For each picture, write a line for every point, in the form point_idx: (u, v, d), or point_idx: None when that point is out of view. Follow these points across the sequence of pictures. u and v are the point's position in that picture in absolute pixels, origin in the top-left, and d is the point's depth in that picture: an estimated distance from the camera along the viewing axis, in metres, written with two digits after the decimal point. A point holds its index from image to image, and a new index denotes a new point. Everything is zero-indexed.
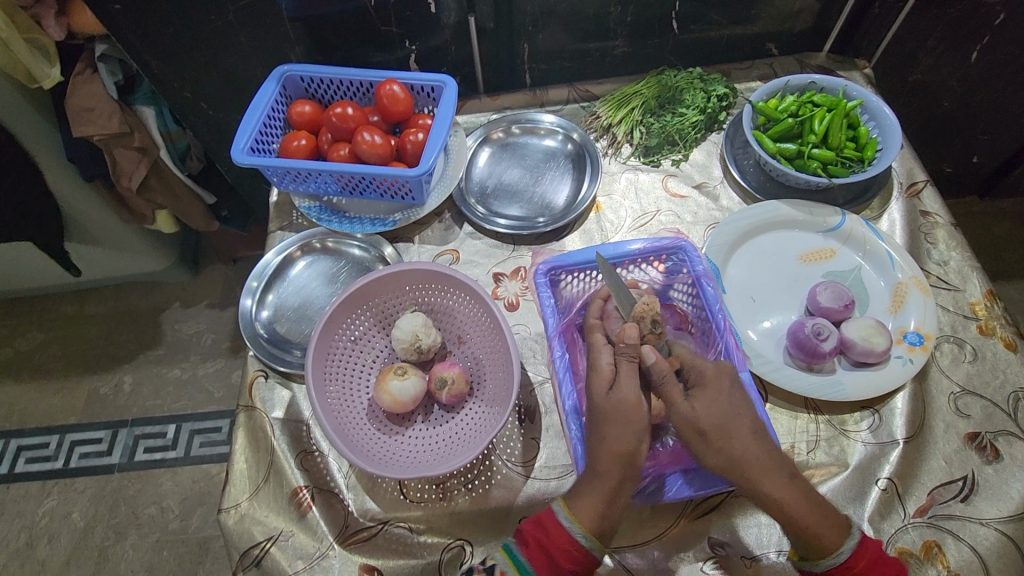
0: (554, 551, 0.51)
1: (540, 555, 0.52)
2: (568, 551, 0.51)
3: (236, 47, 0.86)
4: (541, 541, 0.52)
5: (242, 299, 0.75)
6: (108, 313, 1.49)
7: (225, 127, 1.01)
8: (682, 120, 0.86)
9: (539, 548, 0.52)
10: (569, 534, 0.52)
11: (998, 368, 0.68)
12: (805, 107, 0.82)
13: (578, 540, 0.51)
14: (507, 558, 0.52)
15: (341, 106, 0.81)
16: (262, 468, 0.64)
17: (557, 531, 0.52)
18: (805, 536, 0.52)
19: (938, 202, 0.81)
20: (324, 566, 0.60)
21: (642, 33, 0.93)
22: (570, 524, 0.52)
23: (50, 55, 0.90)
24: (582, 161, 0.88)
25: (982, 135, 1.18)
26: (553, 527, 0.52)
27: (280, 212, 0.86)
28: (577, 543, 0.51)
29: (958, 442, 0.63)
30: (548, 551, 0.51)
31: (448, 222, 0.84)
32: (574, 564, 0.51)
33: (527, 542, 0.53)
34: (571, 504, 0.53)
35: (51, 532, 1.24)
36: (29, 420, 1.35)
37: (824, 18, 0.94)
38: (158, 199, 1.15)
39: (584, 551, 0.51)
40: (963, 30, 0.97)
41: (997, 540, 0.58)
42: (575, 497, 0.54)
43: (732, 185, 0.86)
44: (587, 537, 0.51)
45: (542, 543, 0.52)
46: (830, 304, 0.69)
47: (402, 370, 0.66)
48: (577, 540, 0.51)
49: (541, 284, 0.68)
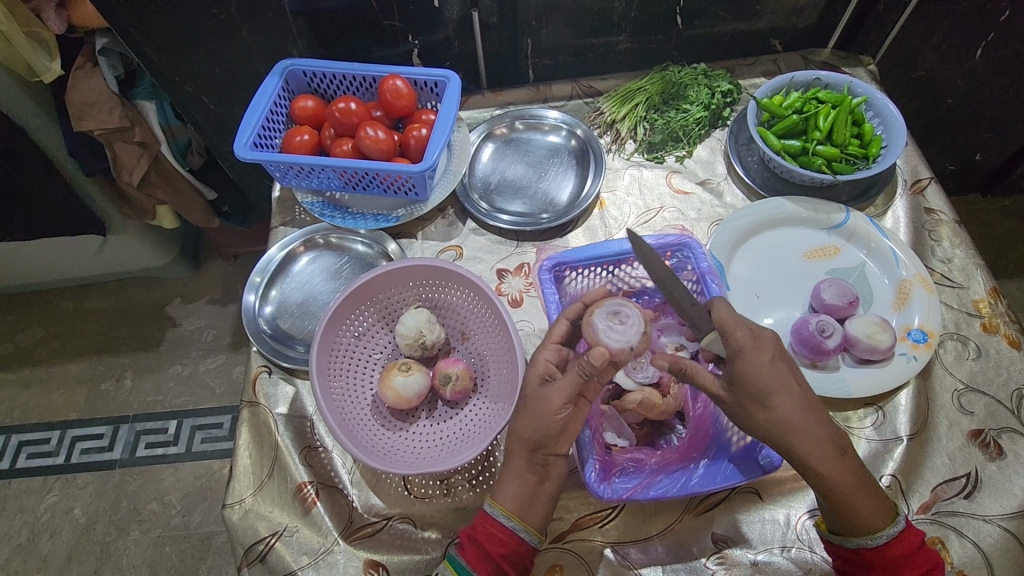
0: (481, 539, 0.52)
1: (475, 552, 0.51)
2: (495, 534, 0.51)
3: (237, 41, 0.86)
4: (474, 538, 0.52)
5: (246, 294, 0.75)
6: (109, 309, 1.49)
7: (227, 122, 1.01)
8: (686, 117, 0.86)
9: (472, 544, 0.52)
10: (489, 518, 0.52)
11: (1002, 365, 0.68)
12: (810, 104, 0.82)
13: (500, 520, 0.52)
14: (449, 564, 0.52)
15: (345, 101, 0.80)
16: (266, 464, 0.64)
17: (482, 521, 0.53)
18: (847, 513, 0.50)
19: (942, 199, 0.81)
20: (329, 562, 0.60)
21: (646, 29, 0.92)
22: (491, 509, 0.53)
23: (50, 48, 0.89)
24: (585, 156, 0.87)
25: (986, 132, 1.17)
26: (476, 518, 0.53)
27: (283, 207, 0.85)
28: (508, 529, 0.52)
29: (962, 439, 0.64)
30: (477, 541, 0.52)
31: (451, 217, 0.84)
32: (505, 547, 0.51)
33: (463, 544, 0.52)
34: (493, 495, 0.53)
35: (53, 527, 1.24)
36: (31, 415, 1.35)
37: (829, 14, 0.93)
38: (158, 194, 1.14)
39: (511, 532, 0.51)
40: (968, 26, 0.97)
41: (1000, 537, 0.58)
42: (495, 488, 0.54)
43: (736, 182, 0.85)
44: (508, 517, 0.52)
45: (470, 536, 0.52)
46: (834, 301, 0.69)
47: (406, 366, 0.66)
48: (499, 521, 0.52)
49: (545, 280, 0.68)
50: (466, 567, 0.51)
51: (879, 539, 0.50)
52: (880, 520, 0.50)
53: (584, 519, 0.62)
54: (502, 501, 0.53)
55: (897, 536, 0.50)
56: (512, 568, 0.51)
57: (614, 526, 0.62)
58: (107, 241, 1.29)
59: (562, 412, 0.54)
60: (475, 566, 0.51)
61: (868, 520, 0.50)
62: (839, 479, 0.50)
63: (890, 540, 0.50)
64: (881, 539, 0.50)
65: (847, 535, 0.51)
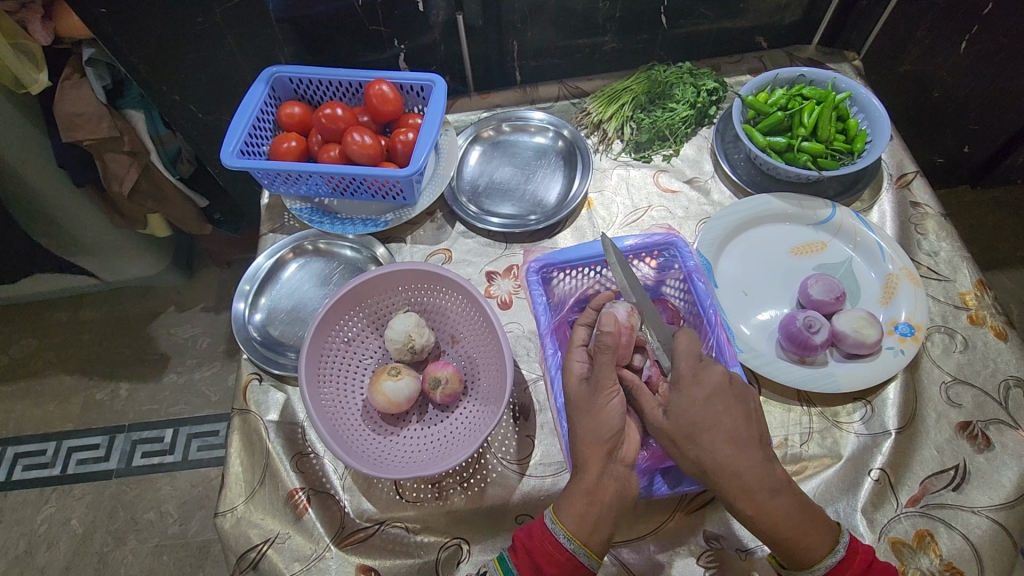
0: (539, 556, 0.51)
1: (527, 562, 0.51)
2: (553, 555, 0.50)
3: (223, 49, 0.86)
4: (530, 549, 0.51)
5: (235, 302, 0.75)
6: (103, 319, 1.49)
7: (216, 129, 1.01)
8: (672, 116, 0.87)
9: (525, 553, 0.52)
10: (552, 537, 0.51)
11: (988, 357, 0.68)
12: (794, 101, 0.82)
13: (560, 541, 0.50)
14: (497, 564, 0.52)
15: (331, 107, 0.80)
16: (258, 471, 0.65)
17: (541, 535, 0.51)
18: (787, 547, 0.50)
19: (928, 192, 0.81)
20: (321, 567, 0.60)
21: (631, 29, 0.93)
22: (552, 525, 0.51)
23: (36, 59, 0.90)
24: (573, 157, 0.88)
25: (973, 124, 1.18)
26: (536, 531, 0.52)
27: (271, 214, 0.86)
28: (563, 548, 0.50)
29: (950, 432, 0.64)
30: (532, 556, 0.51)
31: (440, 221, 0.84)
32: (560, 567, 0.50)
33: (517, 551, 0.52)
34: (557, 510, 0.52)
35: (50, 539, 1.24)
36: (26, 427, 1.35)
37: (813, 11, 0.94)
38: (149, 203, 1.14)
39: (568, 554, 0.50)
40: (951, 20, 0.97)
41: (989, 528, 0.58)
42: (560, 501, 0.52)
43: (723, 179, 0.86)
44: (569, 540, 0.50)
45: (526, 546, 0.52)
46: (822, 297, 0.70)
47: (396, 370, 0.66)
48: (560, 543, 0.50)
49: (532, 281, 0.69)
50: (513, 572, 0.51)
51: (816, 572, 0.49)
52: (817, 551, 0.50)
53: None
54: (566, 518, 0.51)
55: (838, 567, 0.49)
56: None
57: None
58: (99, 250, 1.29)
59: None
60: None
61: (807, 545, 0.50)
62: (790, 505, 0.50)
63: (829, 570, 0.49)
64: (818, 570, 0.49)
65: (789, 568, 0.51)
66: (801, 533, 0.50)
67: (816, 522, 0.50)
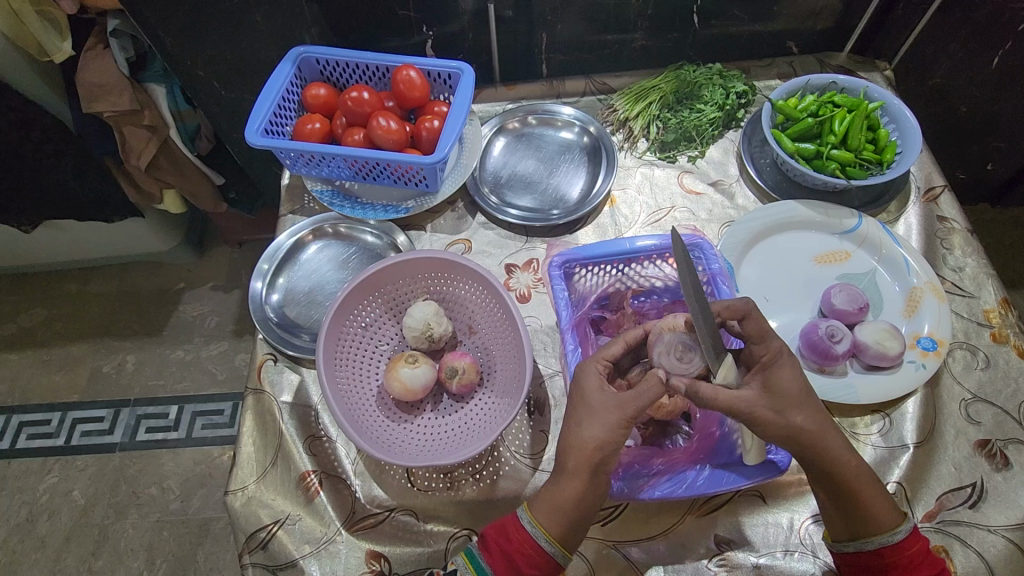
0: (517, 558, 0.51)
1: (504, 561, 0.51)
2: (519, 541, 0.51)
3: (252, 27, 0.85)
4: (501, 542, 0.52)
5: (253, 281, 0.75)
6: (112, 292, 1.49)
7: (238, 108, 1.00)
8: (700, 117, 0.86)
9: (500, 551, 0.51)
10: (531, 540, 0.51)
11: (1010, 375, 0.68)
12: (825, 108, 0.81)
13: (522, 523, 0.51)
14: (469, 560, 0.52)
15: (357, 90, 0.80)
16: (270, 451, 0.64)
17: (511, 524, 0.52)
18: (864, 511, 0.51)
19: (955, 207, 0.80)
20: (330, 551, 0.60)
21: (662, 27, 0.92)
22: (533, 529, 0.51)
23: (61, 28, 0.90)
24: (597, 154, 0.87)
25: (999, 142, 1.17)
26: (507, 524, 0.52)
27: (291, 195, 0.85)
28: (526, 533, 0.51)
29: (968, 449, 0.63)
30: (503, 547, 0.51)
31: (461, 211, 0.84)
32: (525, 555, 0.51)
33: (490, 548, 0.52)
34: (528, 503, 0.52)
35: (52, 508, 1.24)
36: (32, 397, 1.35)
37: (847, 17, 0.93)
38: (166, 178, 1.14)
39: (546, 554, 0.51)
40: (985, 34, 0.96)
41: (1004, 547, 0.58)
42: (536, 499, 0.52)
43: (748, 183, 0.85)
44: (532, 524, 0.51)
45: (501, 546, 0.51)
46: (844, 306, 0.69)
47: (413, 357, 0.66)
48: (522, 526, 0.51)
49: (555, 276, 0.68)
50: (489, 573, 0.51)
51: (898, 535, 0.51)
52: (873, 527, 0.52)
53: None
54: (546, 524, 0.51)
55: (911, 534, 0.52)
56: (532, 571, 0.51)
57: (617, 524, 0.62)
58: (113, 224, 1.29)
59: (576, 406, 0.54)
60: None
61: (877, 521, 0.51)
62: (860, 475, 0.52)
63: (884, 547, 0.51)
64: (872, 544, 0.52)
65: (866, 536, 0.52)
66: (873, 509, 0.51)
67: (887, 502, 0.52)
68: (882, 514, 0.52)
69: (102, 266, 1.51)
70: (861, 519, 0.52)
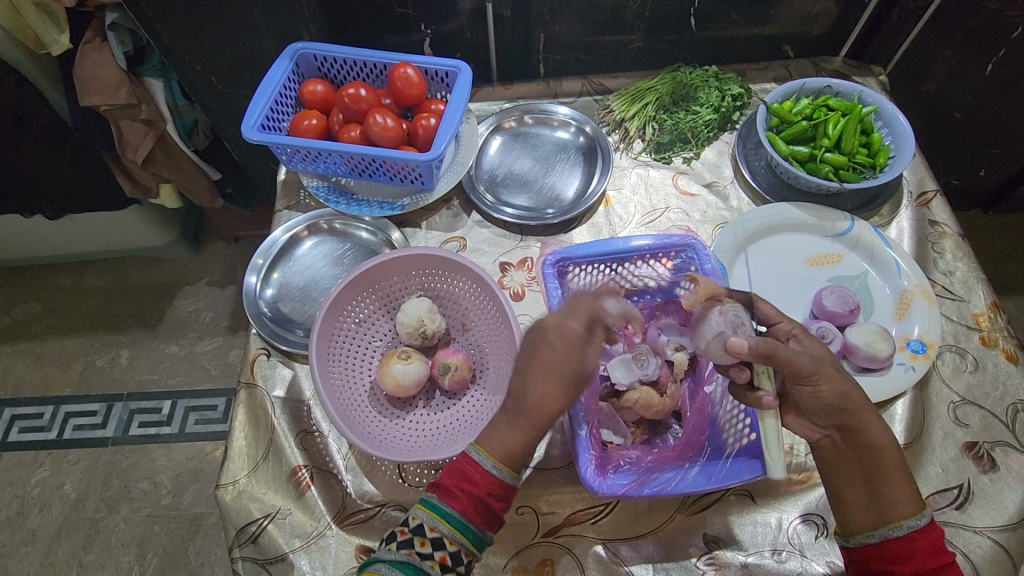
0: (483, 497, 0.51)
1: (468, 502, 0.51)
2: (483, 480, 0.51)
3: (250, 23, 0.85)
4: (460, 485, 0.51)
5: (247, 275, 0.75)
6: (107, 286, 1.48)
7: (236, 103, 1.00)
8: (695, 118, 0.86)
9: (463, 494, 0.51)
10: (496, 479, 0.52)
11: (999, 379, 0.68)
12: (819, 111, 0.82)
13: (486, 467, 0.52)
14: (432, 512, 0.50)
15: (354, 87, 0.80)
16: (261, 446, 0.65)
17: (470, 467, 0.52)
18: (876, 497, 0.52)
19: (947, 212, 0.81)
20: (321, 545, 0.60)
21: (659, 29, 0.92)
22: (496, 469, 0.52)
23: (59, 20, 0.90)
24: (593, 154, 0.87)
25: (991, 148, 1.18)
26: (464, 467, 0.52)
27: (287, 191, 0.85)
28: (489, 473, 0.52)
29: (956, 451, 0.64)
30: (466, 490, 0.51)
31: (456, 209, 0.84)
32: (489, 492, 0.51)
33: (449, 494, 0.51)
34: (480, 443, 0.53)
35: (43, 502, 1.24)
36: (25, 389, 1.35)
37: (843, 22, 0.93)
38: (163, 172, 1.13)
39: (505, 486, 0.52)
40: (979, 41, 0.97)
41: (989, 548, 0.59)
42: (485, 437, 0.54)
43: (742, 186, 0.85)
44: (496, 466, 0.52)
45: (466, 490, 0.51)
46: (836, 308, 0.69)
47: (406, 353, 0.66)
48: (486, 469, 0.52)
49: (549, 274, 0.68)
50: (459, 518, 0.50)
51: (896, 528, 0.50)
52: (899, 511, 0.51)
53: (576, 514, 0.62)
54: (508, 461, 0.52)
55: (917, 531, 0.50)
56: (496, 504, 0.52)
57: (607, 521, 0.62)
58: (109, 218, 1.29)
59: (540, 384, 0.54)
60: (473, 518, 0.50)
61: (888, 508, 0.51)
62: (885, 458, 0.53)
63: (911, 532, 0.50)
64: (872, 537, 0.51)
65: (867, 529, 0.52)
66: (894, 493, 0.52)
67: (913, 490, 0.52)
68: (892, 504, 0.51)
69: (97, 260, 1.51)
70: (886, 499, 0.52)
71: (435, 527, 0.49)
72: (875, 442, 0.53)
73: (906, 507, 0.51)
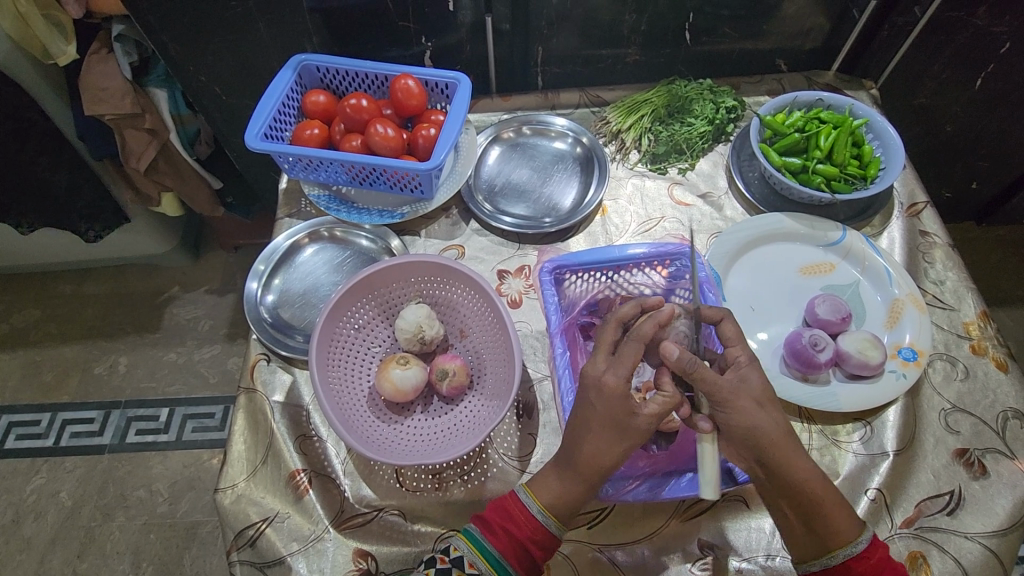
0: (525, 542, 0.53)
1: (510, 544, 0.53)
2: (527, 524, 0.53)
3: (254, 34, 0.87)
4: (505, 526, 0.54)
5: (248, 281, 0.76)
6: (106, 294, 1.49)
7: (239, 113, 1.01)
8: (690, 130, 0.88)
9: (505, 534, 0.53)
10: (540, 525, 0.53)
11: (988, 387, 0.69)
12: (811, 124, 0.83)
13: (531, 510, 0.54)
14: (472, 545, 0.53)
15: (356, 98, 0.81)
16: (260, 450, 0.65)
17: (516, 509, 0.54)
18: (812, 525, 0.52)
19: (937, 223, 0.82)
20: (318, 549, 0.60)
21: (655, 43, 0.94)
22: (540, 514, 0.54)
23: (66, 31, 0.92)
24: (589, 164, 0.89)
25: (983, 161, 1.20)
26: (511, 508, 0.54)
27: (288, 199, 0.86)
28: (534, 518, 0.54)
29: (947, 457, 0.65)
30: (509, 532, 0.53)
31: (455, 217, 0.85)
32: (531, 537, 0.53)
33: (492, 532, 0.53)
34: (530, 486, 0.55)
35: (38, 509, 1.23)
36: (22, 397, 1.35)
37: (834, 37, 0.96)
38: (165, 180, 1.15)
39: (548, 534, 0.54)
40: (968, 57, 0.99)
41: (980, 554, 0.59)
42: (535, 482, 0.56)
43: (737, 197, 0.87)
44: (542, 512, 0.53)
45: (508, 530, 0.53)
46: (828, 316, 0.71)
47: (404, 359, 0.67)
48: (532, 514, 0.54)
49: (545, 282, 0.70)
50: (497, 556, 0.52)
51: (836, 558, 0.51)
52: (838, 539, 0.52)
53: (573, 519, 0.63)
54: (554, 509, 0.54)
55: (855, 557, 0.51)
56: (537, 552, 0.53)
57: (603, 526, 0.62)
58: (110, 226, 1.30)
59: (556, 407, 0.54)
60: (511, 560, 0.52)
61: (827, 536, 0.52)
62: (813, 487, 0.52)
63: (849, 560, 0.51)
64: (815, 566, 0.52)
65: (810, 558, 0.53)
66: (831, 520, 0.52)
67: (848, 513, 0.52)
68: (829, 533, 0.52)
69: (97, 268, 1.52)
70: (823, 529, 0.52)
71: (474, 563, 0.52)
72: (798, 476, 0.52)
73: (846, 532, 0.52)
